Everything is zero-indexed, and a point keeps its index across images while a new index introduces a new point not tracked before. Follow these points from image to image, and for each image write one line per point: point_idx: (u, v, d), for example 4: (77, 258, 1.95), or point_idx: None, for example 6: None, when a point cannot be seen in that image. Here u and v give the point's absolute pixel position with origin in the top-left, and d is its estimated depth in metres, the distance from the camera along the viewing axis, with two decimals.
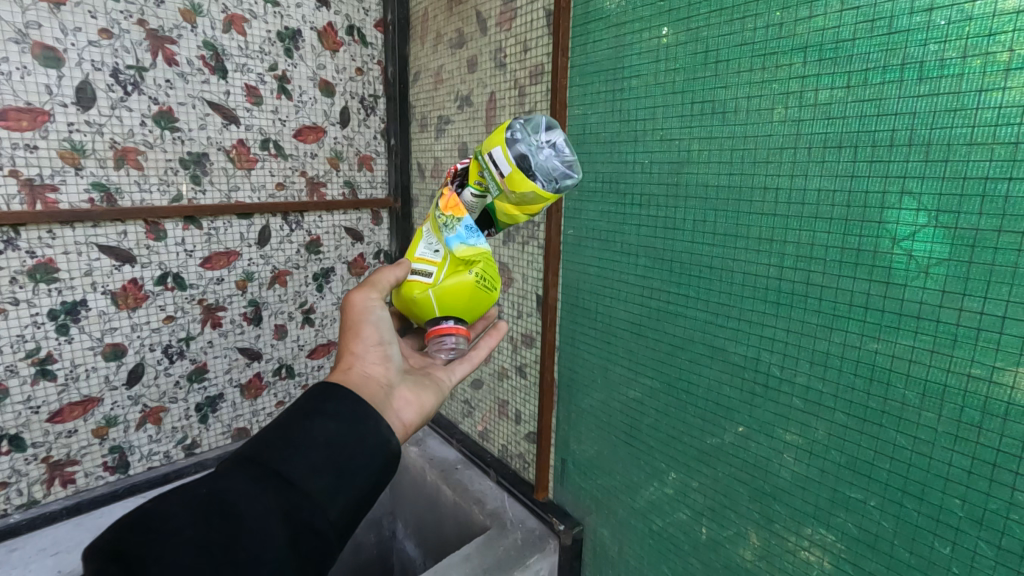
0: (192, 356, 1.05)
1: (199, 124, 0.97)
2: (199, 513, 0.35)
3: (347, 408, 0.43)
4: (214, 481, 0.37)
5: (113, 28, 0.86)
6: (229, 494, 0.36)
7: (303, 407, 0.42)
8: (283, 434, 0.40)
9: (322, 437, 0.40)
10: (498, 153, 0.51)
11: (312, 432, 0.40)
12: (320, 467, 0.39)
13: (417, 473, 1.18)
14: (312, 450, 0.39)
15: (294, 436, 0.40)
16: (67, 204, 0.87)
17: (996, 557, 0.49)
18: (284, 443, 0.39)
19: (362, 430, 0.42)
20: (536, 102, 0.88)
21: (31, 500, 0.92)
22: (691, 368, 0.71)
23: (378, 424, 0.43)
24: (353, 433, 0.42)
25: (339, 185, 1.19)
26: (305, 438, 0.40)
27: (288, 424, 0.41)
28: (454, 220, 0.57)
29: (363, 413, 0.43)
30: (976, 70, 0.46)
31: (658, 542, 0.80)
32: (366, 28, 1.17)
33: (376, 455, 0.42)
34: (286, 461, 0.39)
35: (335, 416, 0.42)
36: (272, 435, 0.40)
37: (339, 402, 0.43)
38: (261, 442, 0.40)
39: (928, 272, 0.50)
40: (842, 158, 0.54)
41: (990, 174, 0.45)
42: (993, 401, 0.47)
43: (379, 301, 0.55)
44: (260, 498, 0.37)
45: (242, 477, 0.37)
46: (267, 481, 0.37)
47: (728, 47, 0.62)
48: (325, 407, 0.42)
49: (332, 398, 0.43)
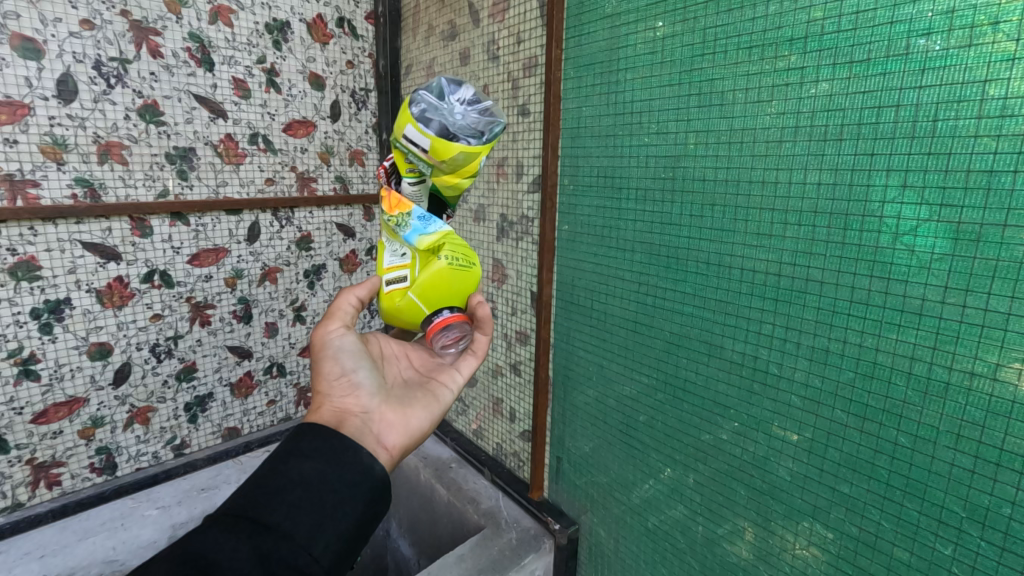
0: (181, 354, 1.03)
1: (185, 118, 0.95)
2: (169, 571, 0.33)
3: (323, 443, 0.42)
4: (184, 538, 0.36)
5: (95, 18, 0.84)
6: (200, 546, 0.35)
7: (277, 451, 0.41)
8: (258, 481, 0.39)
9: (300, 476, 0.39)
10: (412, 131, 0.47)
11: (288, 473, 0.39)
12: (299, 507, 0.38)
13: (411, 472, 1.17)
14: (289, 491, 0.38)
15: (270, 480, 0.39)
16: (49, 200, 0.84)
17: (999, 559, 0.48)
18: (260, 489, 0.38)
19: (342, 462, 0.41)
20: (529, 95, 0.86)
21: (15, 504, 0.90)
22: (688, 366, 0.70)
23: (358, 452, 0.42)
24: (332, 468, 0.40)
25: (330, 180, 1.17)
26: (281, 480, 0.39)
27: (262, 470, 0.39)
28: (403, 216, 0.51)
29: (340, 446, 0.42)
30: (980, 60, 0.44)
31: (653, 541, 0.80)
32: (357, 20, 1.15)
33: (360, 487, 0.41)
34: (263, 506, 0.37)
35: (311, 454, 0.41)
36: (247, 484, 0.39)
37: (314, 438, 0.42)
38: (236, 492, 0.38)
39: (930, 267, 0.49)
40: (842, 151, 0.53)
41: (995, 167, 0.44)
42: (997, 401, 0.47)
43: (337, 331, 0.54)
44: (234, 546, 0.35)
45: (214, 530, 0.36)
46: (242, 528, 0.36)
47: (725, 38, 0.60)
48: (301, 446, 0.41)
49: (307, 436, 0.42)
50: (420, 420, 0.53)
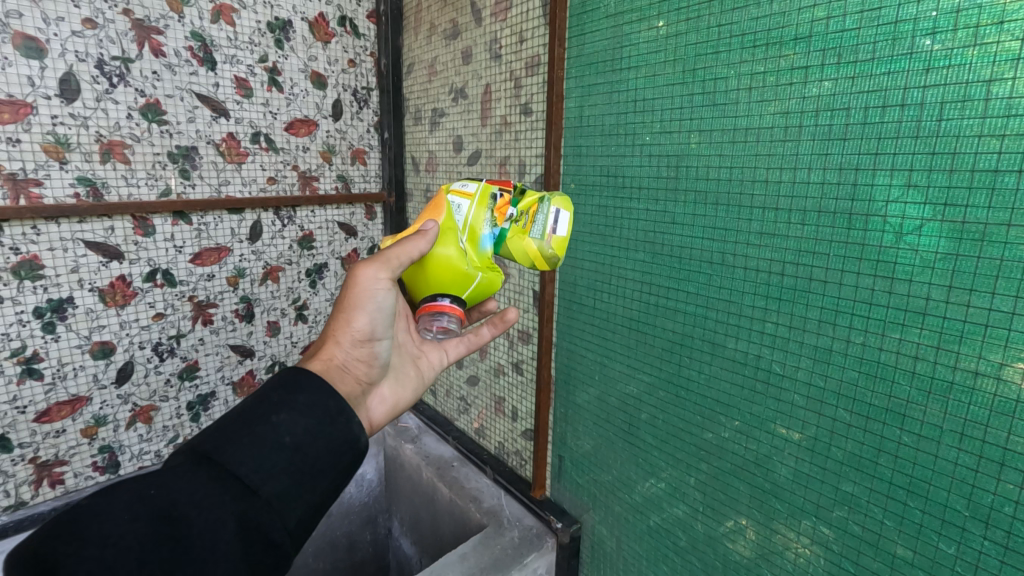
0: (183, 353, 1.03)
1: (187, 116, 0.95)
2: (145, 521, 0.37)
3: (318, 402, 0.44)
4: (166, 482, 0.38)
5: (97, 17, 0.84)
6: (182, 500, 0.38)
7: (271, 398, 0.43)
8: (247, 427, 0.41)
9: (288, 437, 0.41)
10: (562, 216, 0.59)
11: (279, 429, 0.41)
12: (282, 470, 0.40)
13: (413, 471, 1.18)
14: (275, 452, 0.40)
15: (260, 432, 0.41)
16: (52, 199, 0.84)
17: (1002, 557, 0.49)
18: (247, 440, 0.40)
19: (332, 427, 0.44)
20: (532, 94, 0.86)
21: (18, 502, 0.90)
22: (690, 364, 0.70)
23: (349, 422, 0.45)
24: (321, 432, 0.43)
25: (332, 178, 1.17)
26: (270, 438, 0.41)
27: (252, 420, 0.41)
28: (494, 223, 0.57)
29: (335, 410, 0.44)
30: (985, 59, 0.44)
31: (656, 539, 0.80)
32: (359, 19, 1.15)
33: (341, 456, 0.44)
34: (248, 461, 0.39)
35: (304, 412, 0.43)
36: (234, 428, 0.41)
37: (311, 395, 0.44)
38: (222, 434, 0.41)
39: (934, 266, 0.49)
40: (846, 150, 0.53)
41: (999, 166, 0.44)
42: (1002, 400, 0.47)
43: (381, 285, 0.51)
44: (211, 506, 0.38)
45: (197, 480, 0.39)
46: (222, 486, 0.39)
47: (729, 37, 0.60)
48: (296, 400, 0.43)
49: (303, 390, 0.44)
50: (410, 398, 0.58)
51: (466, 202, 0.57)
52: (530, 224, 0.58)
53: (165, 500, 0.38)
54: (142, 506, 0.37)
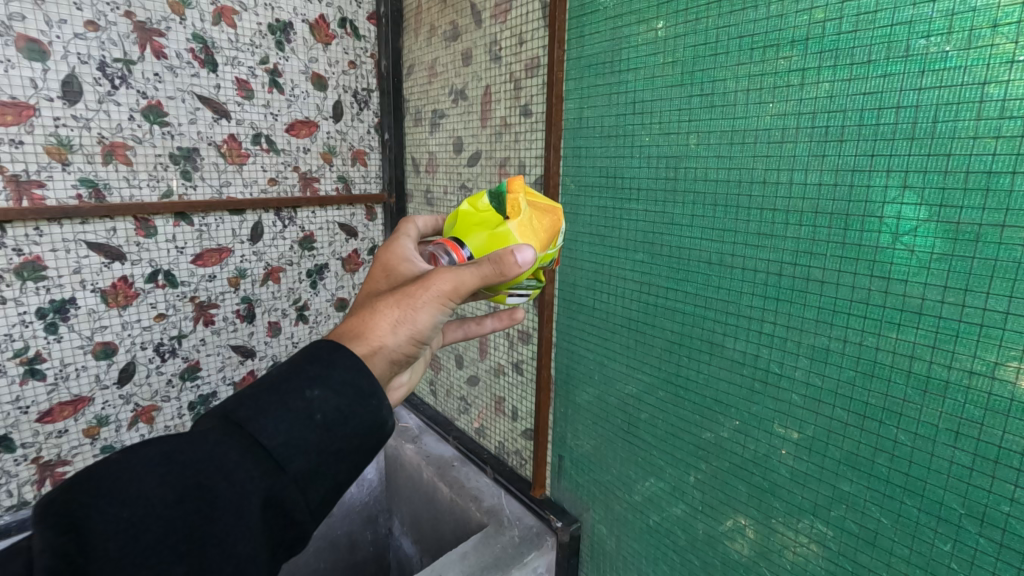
0: (185, 354, 1.03)
1: (189, 118, 0.96)
2: (173, 486, 0.35)
3: (352, 381, 0.41)
4: (197, 446, 0.36)
5: (99, 20, 0.85)
6: (211, 467, 0.36)
7: (307, 370, 0.40)
8: (279, 398, 0.39)
9: (317, 414, 0.39)
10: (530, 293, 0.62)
11: (310, 403, 0.39)
12: (309, 446, 0.38)
13: (414, 470, 1.18)
14: (306, 427, 0.38)
15: (292, 405, 0.39)
16: (54, 200, 0.85)
17: (997, 554, 0.49)
18: (279, 412, 0.38)
19: (363, 408, 0.41)
20: (531, 95, 0.87)
21: (20, 502, 0.91)
22: (689, 364, 0.71)
23: (378, 405, 0.41)
24: (351, 411, 0.40)
25: (333, 180, 1.18)
26: (302, 411, 0.39)
27: (284, 392, 0.39)
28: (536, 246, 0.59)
29: (368, 390, 0.41)
30: (980, 61, 0.45)
31: (655, 537, 0.80)
32: (359, 21, 1.15)
33: (368, 434, 0.41)
34: (278, 433, 0.38)
35: (338, 390, 0.40)
36: (267, 397, 0.39)
37: (347, 372, 0.41)
38: (255, 401, 0.39)
39: (930, 267, 0.49)
40: (842, 152, 0.53)
41: (994, 167, 0.45)
42: (996, 398, 0.47)
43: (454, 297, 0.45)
44: (238, 479, 0.36)
45: (226, 448, 0.37)
46: (250, 458, 0.37)
47: (727, 39, 0.61)
48: (331, 376, 0.40)
49: (340, 366, 0.41)
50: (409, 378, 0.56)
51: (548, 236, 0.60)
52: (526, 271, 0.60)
53: (194, 465, 0.36)
54: (170, 468, 0.35)
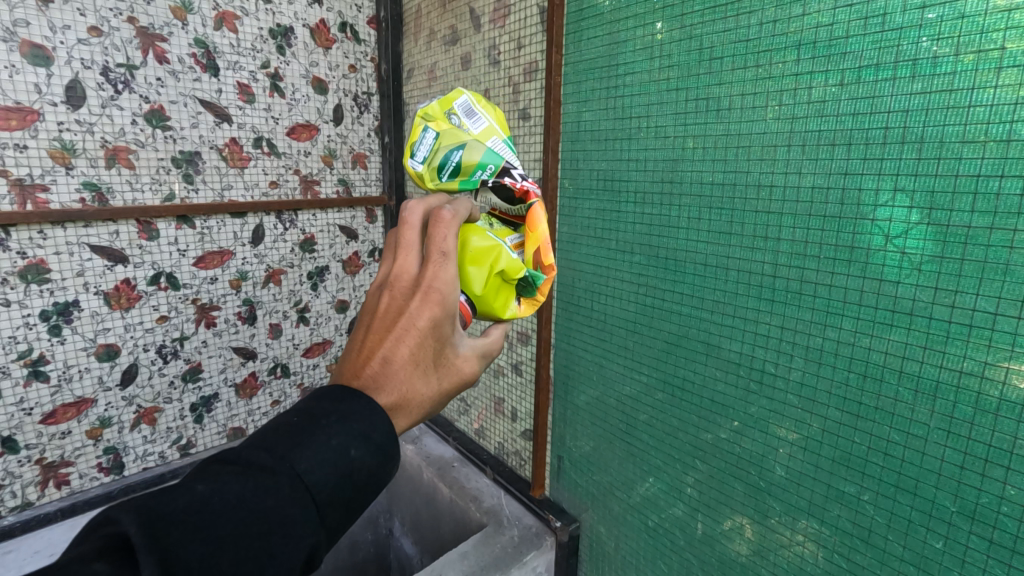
0: (187, 355, 1.04)
1: (191, 122, 0.97)
2: (240, 529, 0.32)
3: (391, 441, 0.38)
4: (264, 491, 0.33)
5: (103, 25, 0.85)
6: (272, 518, 0.33)
7: (354, 425, 0.37)
8: (325, 450, 0.35)
9: (358, 472, 0.36)
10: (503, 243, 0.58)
11: (355, 462, 0.36)
12: (345, 501, 0.36)
13: (415, 471, 1.19)
14: (346, 484, 0.36)
15: (336, 460, 0.35)
16: (58, 204, 0.86)
17: (987, 551, 0.50)
18: (329, 466, 0.35)
19: (389, 468, 0.38)
20: (530, 99, 0.88)
21: (25, 503, 0.92)
22: (686, 365, 0.72)
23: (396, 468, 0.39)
24: (382, 469, 0.38)
25: (333, 183, 1.19)
26: (345, 468, 0.35)
27: (335, 446, 0.35)
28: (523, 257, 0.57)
29: (394, 454, 0.38)
30: (969, 68, 0.46)
31: (653, 537, 0.81)
32: (359, 25, 1.16)
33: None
34: (326, 487, 0.35)
35: (379, 450, 0.37)
36: (321, 448, 0.35)
37: (388, 434, 0.38)
38: (307, 450, 0.35)
39: (920, 269, 0.50)
40: (836, 156, 0.54)
41: (982, 171, 0.46)
42: (985, 398, 0.48)
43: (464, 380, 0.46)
44: (291, 534, 0.33)
45: (280, 494, 0.33)
46: (303, 513, 0.34)
47: (723, 44, 0.62)
48: (377, 435, 0.37)
49: (382, 427, 0.37)
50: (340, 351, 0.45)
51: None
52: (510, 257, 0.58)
53: (260, 513, 0.33)
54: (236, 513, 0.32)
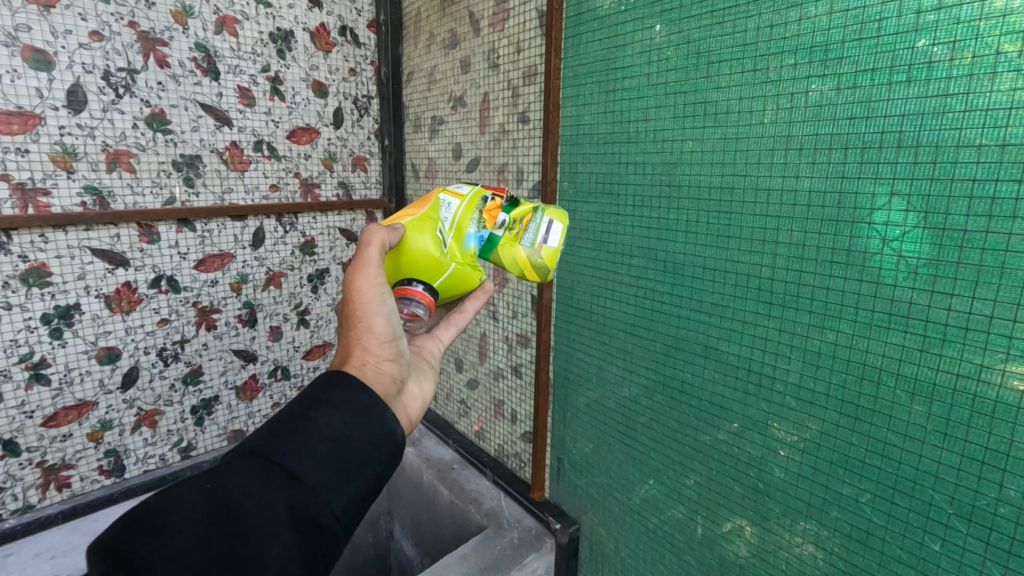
0: (187, 358, 1.05)
1: (191, 126, 0.97)
2: (202, 512, 0.34)
3: (355, 397, 0.41)
4: (219, 476, 0.36)
5: (104, 30, 0.86)
6: (234, 492, 0.35)
7: (308, 397, 0.40)
8: (284, 424, 0.38)
9: (329, 429, 0.38)
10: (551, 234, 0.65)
11: (316, 420, 0.38)
12: (323, 458, 0.37)
13: (415, 473, 1.19)
14: (320, 442, 0.38)
15: (298, 427, 0.38)
16: (59, 207, 0.86)
17: (984, 553, 0.50)
18: (291, 434, 0.37)
19: (366, 421, 0.40)
20: (529, 102, 0.88)
21: (26, 505, 0.92)
22: (685, 368, 0.72)
23: (384, 413, 0.42)
24: (358, 423, 0.40)
25: (333, 186, 1.19)
26: (308, 427, 0.38)
27: (293, 417, 0.39)
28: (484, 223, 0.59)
29: (369, 403, 0.41)
30: (964, 72, 0.46)
31: (652, 539, 0.81)
32: (359, 29, 1.17)
33: (380, 446, 0.41)
34: (288, 451, 0.37)
35: (342, 406, 0.40)
36: (276, 424, 0.38)
37: (347, 390, 0.41)
38: (268, 432, 0.38)
39: (915, 273, 0.50)
40: (833, 160, 0.55)
41: (978, 175, 0.46)
42: (982, 400, 0.48)
43: (381, 285, 0.47)
44: (263, 497, 0.35)
45: (244, 472, 0.36)
46: (270, 476, 0.36)
47: (721, 48, 0.62)
48: (332, 396, 0.40)
49: (339, 386, 0.41)
50: (431, 391, 0.52)
51: (456, 201, 0.58)
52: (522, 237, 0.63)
53: (220, 494, 0.35)
54: (197, 500, 0.34)
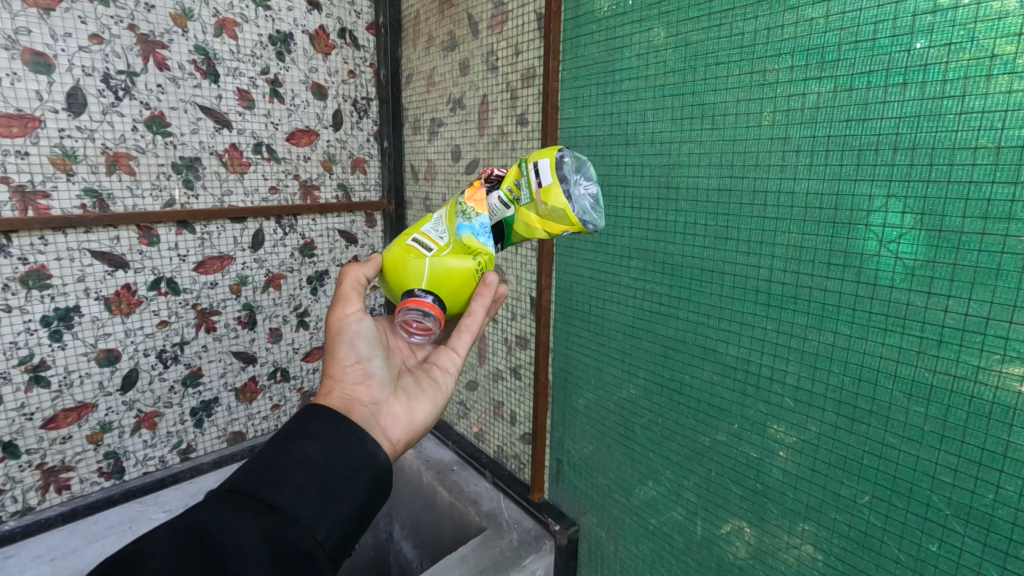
0: (187, 360, 1.05)
1: (191, 128, 0.97)
2: (178, 548, 0.34)
3: (330, 427, 0.43)
4: (196, 513, 0.37)
5: (104, 32, 0.86)
6: (209, 524, 0.36)
7: (284, 431, 0.42)
8: (261, 460, 0.40)
9: (305, 458, 0.40)
10: (543, 164, 0.52)
11: (291, 451, 0.40)
12: (300, 486, 0.39)
13: (414, 474, 1.19)
14: (297, 471, 0.39)
15: (274, 460, 0.40)
16: (59, 210, 0.86)
17: (981, 554, 0.50)
18: (267, 468, 0.39)
19: (343, 448, 0.42)
20: (528, 105, 0.88)
21: (25, 507, 0.92)
22: (685, 369, 0.72)
23: (362, 439, 0.43)
24: (337, 452, 0.41)
25: (333, 187, 1.19)
26: (283, 459, 0.40)
27: (269, 451, 0.40)
28: (474, 213, 0.55)
29: (346, 431, 0.43)
30: (961, 75, 0.46)
31: (651, 540, 0.81)
32: (358, 31, 1.17)
33: (362, 470, 0.42)
34: (263, 481, 0.38)
35: (317, 436, 0.42)
36: (252, 461, 0.40)
37: (321, 421, 0.43)
38: (245, 469, 0.39)
39: (913, 274, 0.50)
40: (830, 161, 0.55)
41: (975, 177, 0.46)
42: (978, 401, 0.48)
43: (352, 315, 0.53)
44: (240, 525, 0.36)
45: (220, 507, 0.37)
46: (247, 507, 0.37)
47: (719, 51, 0.62)
48: (307, 428, 0.42)
49: (314, 418, 0.43)
50: (426, 415, 0.53)
51: (443, 215, 0.58)
52: (522, 195, 0.54)
53: (197, 528, 0.35)
54: (173, 536, 0.35)
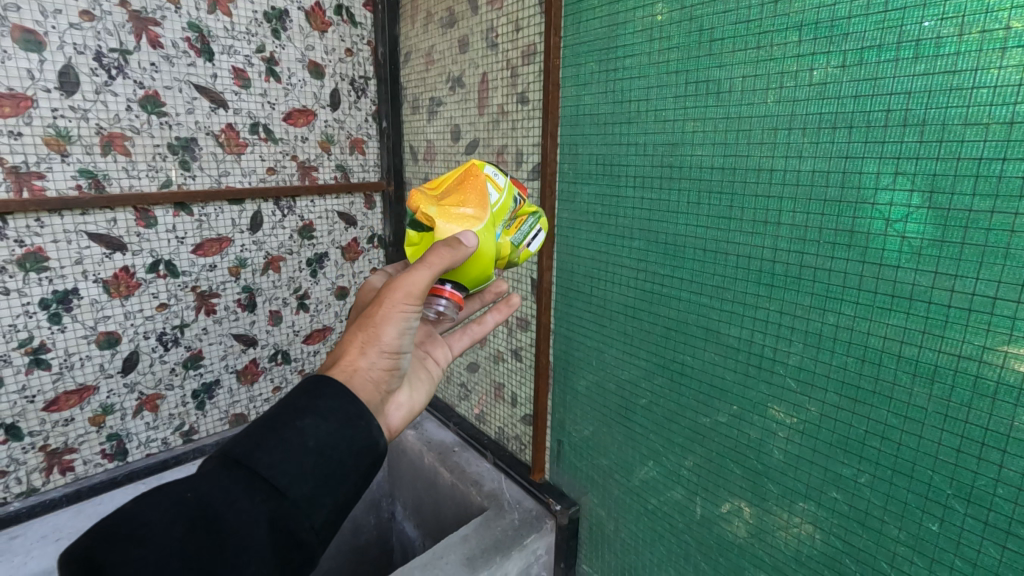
0: (187, 343, 1.05)
1: (186, 108, 0.96)
2: (181, 525, 0.36)
3: (340, 406, 0.42)
4: (200, 484, 0.37)
5: (94, 9, 0.84)
6: (213, 501, 0.37)
7: (296, 403, 0.41)
8: (269, 433, 0.39)
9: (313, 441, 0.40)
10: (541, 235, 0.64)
11: (301, 431, 0.40)
12: (307, 471, 0.39)
13: (415, 456, 1.20)
14: (303, 455, 0.39)
15: (283, 437, 0.39)
16: (54, 191, 0.85)
17: (982, 533, 0.50)
18: (275, 446, 0.39)
19: (350, 432, 0.42)
20: (529, 83, 0.87)
21: (30, 488, 0.93)
22: (686, 350, 0.72)
23: (370, 424, 0.43)
24: (344, 434, 0.41)
25: (331, 169, 1.18)
26: (292, 438, 0.39)
27: (278, 425, 0.40)
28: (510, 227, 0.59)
29: (355, 413, 0.42)
30: (974, 48, 0.45)
31: (652, 520, 0.82)
32: (355, 7, 1.14)
33: (364, 455, 0.42)
34: (270, 461, 0.38)
35: (327, 416, 0.41)
36: (259, 431, 0.40)
37: (333, 399, 0.42)
38: (251, 440, 0.39)
39: (920, 254, 0.50)
40: (837, 139, 0.54)
41: (985, 154, 0.45)
42: (983, 382, 0.48)
43: (416, 305, 0.48)
44: (245, 506, 0.37)
45: (225, 485, 0.37)
46: (251, 486, 0.37)
47: (724, 25, 0.61)
48: (319, 405, 0.41)
49: (326, 394, 0.42)
50: (423, 401, 0.54)
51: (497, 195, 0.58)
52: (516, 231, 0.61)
53: (201, 504, 0.36)
54: (176, 509, 0.36)
